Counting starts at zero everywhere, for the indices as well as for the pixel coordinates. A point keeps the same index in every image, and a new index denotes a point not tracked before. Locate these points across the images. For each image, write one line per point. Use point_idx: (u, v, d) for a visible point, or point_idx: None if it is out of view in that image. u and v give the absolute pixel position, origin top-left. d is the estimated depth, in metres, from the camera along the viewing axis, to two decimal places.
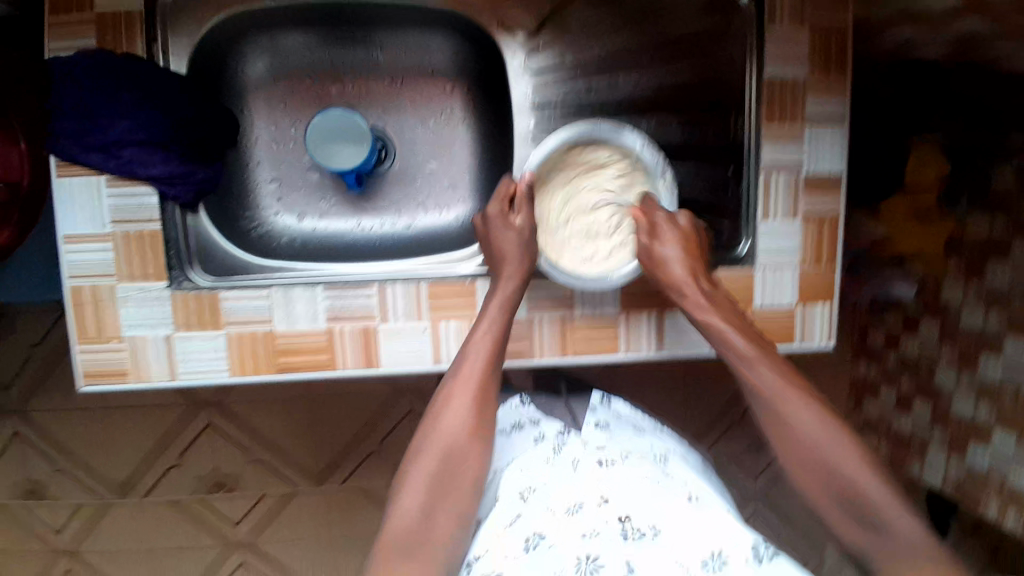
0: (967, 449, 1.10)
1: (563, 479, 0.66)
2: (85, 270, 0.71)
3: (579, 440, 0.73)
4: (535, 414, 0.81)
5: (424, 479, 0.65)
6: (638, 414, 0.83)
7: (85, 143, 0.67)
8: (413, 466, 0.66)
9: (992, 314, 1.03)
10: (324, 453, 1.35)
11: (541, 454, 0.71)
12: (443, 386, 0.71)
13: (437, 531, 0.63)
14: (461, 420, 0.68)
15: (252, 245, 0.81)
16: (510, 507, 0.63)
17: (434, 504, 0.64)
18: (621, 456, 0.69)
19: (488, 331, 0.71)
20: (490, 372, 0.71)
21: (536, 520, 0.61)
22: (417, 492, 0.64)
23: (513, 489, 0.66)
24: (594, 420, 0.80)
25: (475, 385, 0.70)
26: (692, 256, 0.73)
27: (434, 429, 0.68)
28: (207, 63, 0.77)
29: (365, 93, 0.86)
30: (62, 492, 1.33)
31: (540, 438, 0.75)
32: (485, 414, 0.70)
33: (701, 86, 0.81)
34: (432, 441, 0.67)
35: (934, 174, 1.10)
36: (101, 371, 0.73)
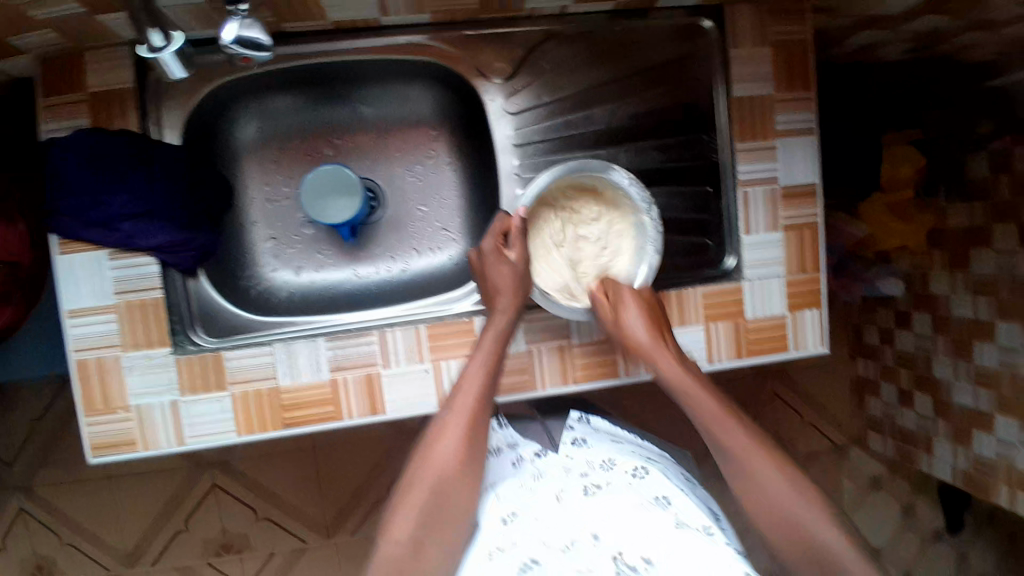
0: (973, 438, 1.11)
1: (549, 509, 0.67)
2: (88, 343, 0.71)
3: (558, 463, 0.76)
4: (511, 436, 0.82)
5: (414, 507, 0.63)
6: (614, 428, 0.86)
7: (87, 219, 0.68)
8: (406, 493, 0.64)
9: (981, 303, 1.06)
10: (333, 503, 1.34)
11: (521, 479, 0.74)
12: (437, 415, 0.70)
13: (426, 559, 0.61)
14: (456, 447, 0.66)
15: (252, 302, 0.82)
16: (500, 535, 0.65)
17: (424, 532, 0.62)
18: (604, 482, 0.71)
19: (482, 364, 0.71)
20: (484, 403, 0.70)
21: (528, 548, 0.62)
22: (410, 520, 0.62)
23: (500, 513, 0.68)
24: (570, 437, 0.81)
25: (471, 410, 0.69)
26: (653, 320, 0.74)
27: (427, 456, 0.66)
28: (201, 132, 0.79)
29: (354, 146, 0.89)
30: (69, 566, 1.30)
31: (518, 461, 0.78)
32: (478, 440, 0.67)
33: (675, 110, 0.85)
34: (426, 469, 0.65)
35: (910, 171, 1.12)
36: (107, 443, 0.73)
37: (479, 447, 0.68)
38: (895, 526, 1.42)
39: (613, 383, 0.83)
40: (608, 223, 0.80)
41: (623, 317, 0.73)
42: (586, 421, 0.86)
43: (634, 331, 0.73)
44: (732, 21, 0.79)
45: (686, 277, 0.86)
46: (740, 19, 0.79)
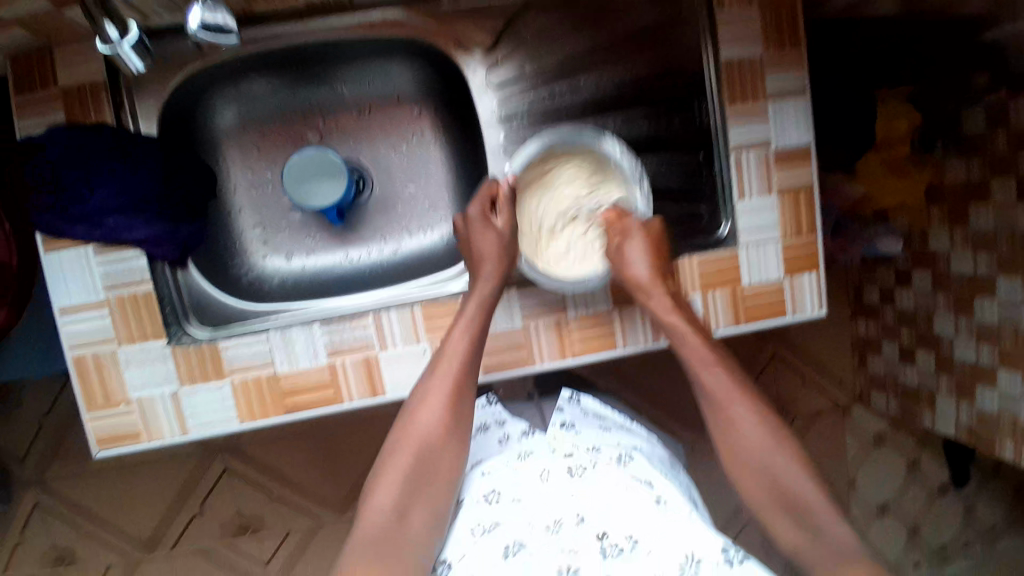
0: (975, 393, 1.12)
1: (532, 490, 0.68)
2: (84, 340, 0.72)
3: (543, 441, 0.77)
4: (500, 414, 0.86)
5: (399, 474, 0.67)
6: (601, 412, 0.87)
7: (67, 216, 0.69)
8: (391, 461, 0.69)
9: (981, 257, 1.06)
10: (344, 481, 1.36)
11: (506, 457, 0.75)
12: (421, 381, 0.73)
13: (410, 531, 0.64)
14: (436, 416, 0.70)
15: (244, 291, 0.82)
16: (483, 514, 0.66)
17: (406, 505, 0.65)
18: (589, 464, 0.70)
19: (465, 331, 0.73)
20: (466, 371, 0.72)
21: (514, 528, 0.63)
22: (392, 490, 0.66)
23: (480, 492, 0.70)
24: (559, 421, 0.82)
25: (455, 377, 0.72)
26: (657, 245, 0.77)
27: (409, 426, 0.70)
28: (178, 122, 0.78)
29: (335, 128, 0.87)
30: (89, 556, 1.34)
31: (506, 439, 0.81)
32: (461, 414, 0.72)
33: (660, 76, 0.82)
34: (408, 438, 0.69)
35: (905, 126, 1.11)
36: (111, 437, 0.74)
37: (461, 427, 0.72)
38: (899, 480, 1.44)
39: (613, 355, 0.83)
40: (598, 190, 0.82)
41: (625, 251, 0.76)
42: (575, 403, 0.87)
43: (637, 269, 0.76)
44: None
45: (681, 244, 0.85)
46: None
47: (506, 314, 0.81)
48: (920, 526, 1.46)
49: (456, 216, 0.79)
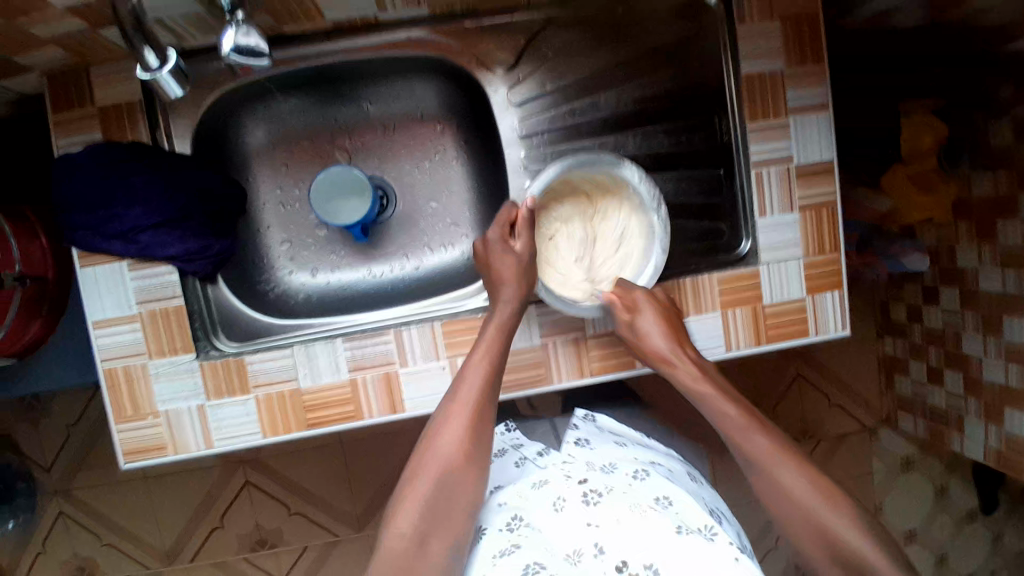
0: (1004, 415, 1.10)
1: (549, 520, 0.69)
2: (114, 353, 0.73)
3: (557, 467, 0.78)
4: (517, 439, 0.90)
5: (418, 504, 0.65)
6: (618, 429, 0.91)
7: (106, 231, 0.70)
8: (413, 485, 0.66)
9: (1010, 275, 1.05)
10: (362, 496, 1.37)
11: (523, 486, 0.75)
12: (443, 406, 0.72)
13: (431, 556, 0.62)
14: (458, 437, 0.68)
15: (271, 306, 0.83)
16: (502, 541, 0.67)
17: (428, 530, 0.64)
18: (603, 492, 0.71)
19: (484, 357, 0.73)
20: (488, 392, 0.71)
21: (532, 556, 0.64)
22: (413, 513, 0.64)
23: (501, 522, 0.70)
24: (575, 437, 0.86)
25: (474, 403, 0.70)
26: (673, 327, 0.76)
27: (433, 445, 0.68)
28: (210, 138, 0.80)
29: (362, 145, 0.89)
30: (109, 566, 1.36)
31: (523, 460, 0.84)
32: (482, 439, 0.69)
33: (684, 93, 0.83)
34: (430, 458, 0.67)
35: (931, 139, 1.09)
36: (138, 449, 0.75)
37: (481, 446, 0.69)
38: (927, 505, 1.41)
39: (632, 373, 0.83)
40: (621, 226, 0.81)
41: (637, 327, 0.74)
42: (590, 420, 0.92)
43: (653, 341, 0.74)
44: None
45: (699, 262, 0.85)
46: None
47: (525, 331, 0.81)
48: (949, 554, 1.41)
49: (474, 241, 0.79)
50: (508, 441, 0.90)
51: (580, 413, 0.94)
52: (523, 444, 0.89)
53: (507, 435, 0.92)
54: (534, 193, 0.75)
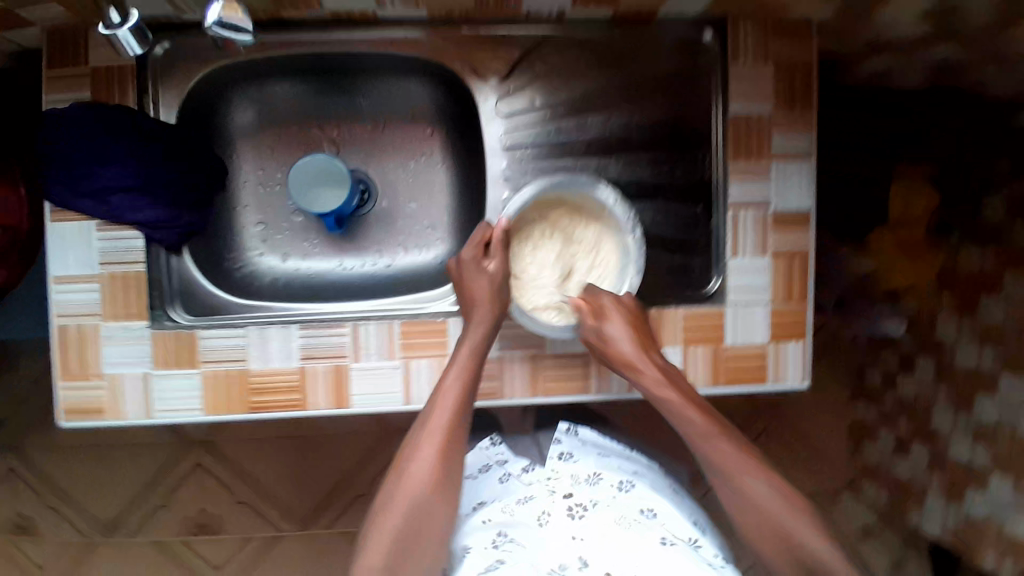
0: (963, 498, 1.08)
1: (534, 532, 0.74)
2: (69, 310, 0.73)
3: (543, 480, 0.81)
4: (503, 454, 0.87)
5: (388, 540, 0.66)
6: (602, 441, 0.87)
7: (78, 189, 0.70)
8: (381, 517, 0.67)
9: (986, 351, 1.03)
10: (313, 493, 1.35)
11: (507, 500, 0.79)
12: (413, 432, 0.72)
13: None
14: (429, 468, 0.68)
15: (235, 286, 0.84)
16: (488, 558, 0.70)
17: (397, 561, 0.65)
18: (589, 504, 0.76)
19: (458, 376, 0.72)
20: (458, 419, 0.71)
21: (518, 573, 0.68)
22: (383, 546, 0.65)
23: (485, 541, 0.73)
24: (557, 451, 0.84)
25: (443, 430, 0.70)
26: (639, 332, 0.74)
27: (402, 475, 0.68)
28: (196, 111, 0.80)
29: (350, 138, 0.90)
30: (49, 531, 1.33)
31: (506, 478, 0.83)
32: (452, 460, 0.70)
33: (671, 128, 0.85)
34: (399, 492, 0.67)
35: (923, 208, 1.11)
36: (77, 408, 0.74)
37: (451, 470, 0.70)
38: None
39: (583, 400, 0.83)
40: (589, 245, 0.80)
41: (606, 331, 0.73)
42: (574, 433, 0.86)
43: (621, 347, 0.73)
44: (733, 39, 0.79)
45: (670, 295, 0.85)
46: (742, 36, 0.79)
47: None
48: None
49: (449, 260, 0.78)
50: (495, 455, 0.87)
51: (562, 426, 0.87)
52: (509, 459, 0.87)
53: (491, 450, 0.87)
54: (510, 213, 0.75)
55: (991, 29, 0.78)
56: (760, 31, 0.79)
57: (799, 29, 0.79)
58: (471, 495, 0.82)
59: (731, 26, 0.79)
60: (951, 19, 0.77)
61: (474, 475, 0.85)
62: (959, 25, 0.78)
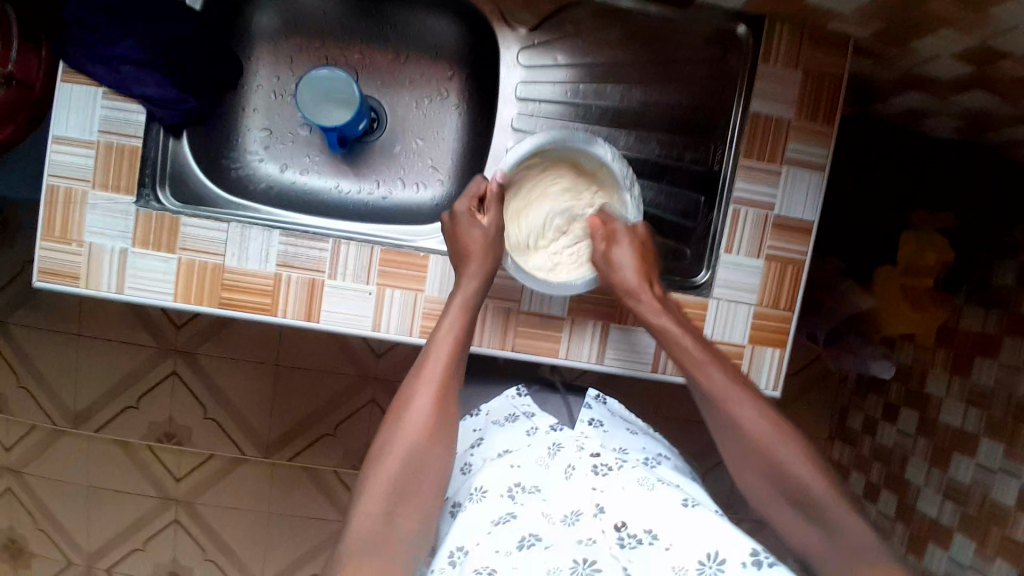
0: (926, 551, 1.06)
1: (553, 484, 0.70)
2: (63, 172, 0.73)
3: (573, 437, 0.76)
4: (530, 408, 0.83)
5: (384, 482, 0.63)
6: (627, 414, 0.87)
7: (93, 55, 0.71)
8: (375, 468, 0.64)
9: (971, 413, 1.02)
10: (279, 424, 1.36)
11: (536, 453, 0.73)
12: (408, 380, 0.70)
13: (397, 531, 0.62)
14: (425, 412, 0.67)
15: (228, 183, 0.84)
16: (502, 506, 0.66)
17: (395, 506, 0.63)
18: (616, 463, 0.71)
19: (450, 330, 0.72)
20: (451, 371, 0.70)
21: (530, 522, 0.64)
22: (379, 497, 0.62)
23: (503, 487, 0.69)
24: (588, 417, 0.81)
25: (439, 379, 0.69)
26: (645, 259, 0.74)
27: (398, 420, 0.66)
28: (218, 2, 0.81)
29: (368, 63, 0.89)
30: (17, 410, 1.35)
31: (533, 431, 0.78)
32: (446, 410, 0.68)
33: (691, 118, 0.84)
34: (397, 437, 0.65)
35: (934, 260, 1.07)
36: (53, 271, 0.74)
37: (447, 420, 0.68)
38: None
39: (552, 363, 0.82)
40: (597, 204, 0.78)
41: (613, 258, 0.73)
42: (602, 403, 0.86)
43: (625, 272, 0.73)
44: (767, 38, 0.77)
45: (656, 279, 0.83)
46: (776, 42, 0.77)
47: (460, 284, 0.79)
48: None
49: (443, 213, 0.76)
50: (519, 406, 0.84)
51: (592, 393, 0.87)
52: (536, 413, 0.83)
53: (517, 400, 0.86)
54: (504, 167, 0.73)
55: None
56: (798, 34, 0.77)
57: (835, 45, 0.78)
58: (494, 438, 0.79)
59: (766, 25, 0.77)
60: (993, 65, 0.74)
61: (501, 421, 0.82)
62: (998, 74, 0.76)
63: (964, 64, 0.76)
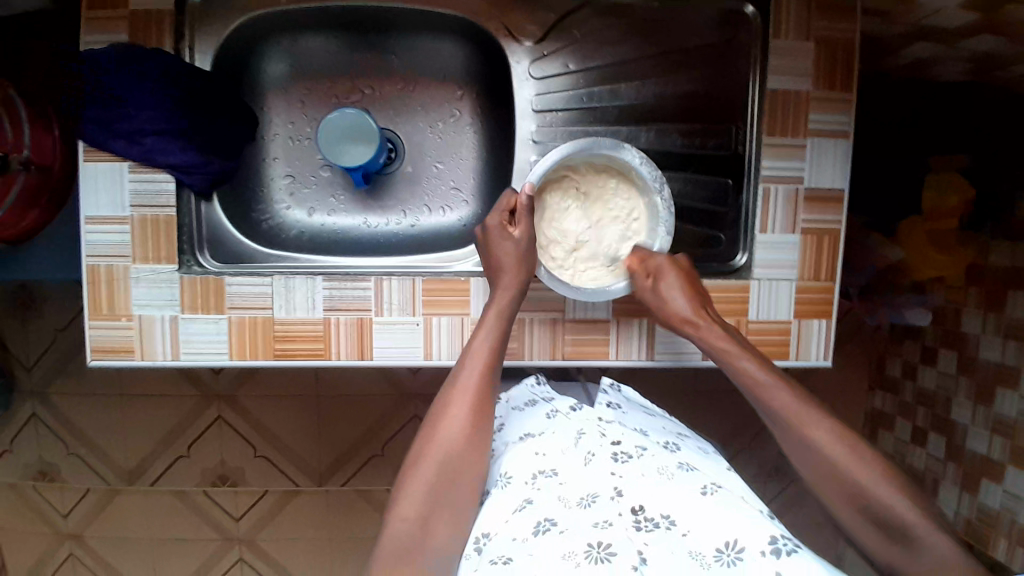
0: (980, 486, 1.08)
1: (573, 468, 0.67)
2: (101, 250, 0.74)
3: (593, 421, 0.74)
4: (550, 393, 0.83)
5: (421, 488, 0.64)
6: (645, 402, 0.85)
7: (112, 130, 0.70)
8: (408, 475, 0.65)
9: (1011, 347, 1.03)
10: (328, 452, 1.38)
11: (561, 441, 0.71)
12: (441, 394, 0.71)
13: (431, 535, 0.62)
14: (459, 427, 0.67)
15: (261, 235, 0.85)
16: (522, 492, 0.65)
17: (429, 514, 0.63)
18: (639, 450, 0.69)
19: (486, 341, 0.72)
20: (486, 388, 0.70)
21: (546, 507, 0.62)
22: (412, 501, 0.63)
23: (527, 473, 0.67)
24: (604, 401, 0.81)
25: (474, 392, 0.69)
26: (695, 291, 0.75)
27: (432, 436, 0.67)
28: (229, 61, 0.81)
29: (378, 96, 0.90)
30: (72, 475, 1.37)
31: (553, 413, 0.77)
32: (483, 426, 0.68)
33: (708, 102, 0.83)
34: (430, 450, 0.66)
35: (958, 200, 1.01)
36: (106, 347, 0.75)
37: (486, 425, 0.69)
38: None
39: (603, 364, 0.83)
40: (624, 210, 0.79)
41: (663, 292, 0.74)
42: (619, 390, 0.84)
43: (677, 303, 0.74)
44: (775, 12, 0.77)
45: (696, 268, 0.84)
46: (784, 12, 0.77)
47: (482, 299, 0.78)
48: None
49: (475, 227, 0.76)
50: (539, 393, 0.84)
51: (607, 381, 0.85)
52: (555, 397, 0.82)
53: (537, 388, 0.85)
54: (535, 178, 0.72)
55: None
56: (805, 5, 0.77)
57: (844, 6, 0.77)
58: (514, 425, 0.78)
59: (772, 2, 0.77)
60: (1002, 11, 0.74)
61: (520, 407, 0.81)
62: (1005, 19, 0.76)
63: (970, 13, 0.75)
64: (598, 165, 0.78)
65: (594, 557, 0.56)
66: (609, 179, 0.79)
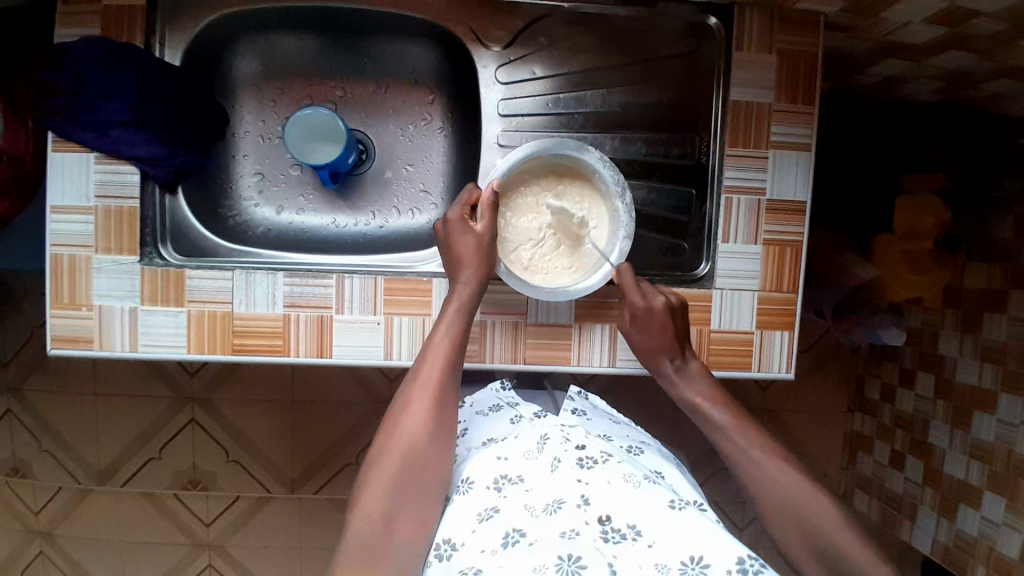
0: (957, 512, 1.07)
1: (540, 476, 0.66)
2: (67, 241, 0.75)
3: (557, 426, 0.71)
4: (515, 398, 0.81)
5: (379, 486, 0.63)
6: (611, 411, 0.85)
7: (81, 120, 0.72)
8: (368, 473, 0.65)
9: (988, 369, 1.03)
10: (301, 460, 1.37)
11: (525, 446, 0.69)
12: (402, 390, 0.71)
13: (395, 536, 0.61)
14: (415, 425, 0.67)
15: (227, 231, 0.86)
16: (486, 500, 0.64)
17: (394, 510, 0.62)
18: (606, 455, 0.68)
19: (445, 334, 0.72)
20: (446, 380, 0.71)
21: (512, 515, 0.61)
22: (370, 501, 0.62)
23: (488, 478, 0.66)
24: (572, 407, 0.81)
25: (429, 390, 0.69)
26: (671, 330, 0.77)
27: (391, 433, 0.67)
28: (199, 58, 0.83)
29: (351, 97, 0.91)
30: (42, 474, 1.36)
31: (517, 419, 0.75)
32: (441, 420, 0.68)
33: (673, 111, 0.85)
34: (389, 447, 0.65)
35: (932, 223, 1.00)
36: (67, 338, 0.76)
37: (446, 431, 0.68)
38: None
39: (564, 370, 0.84)
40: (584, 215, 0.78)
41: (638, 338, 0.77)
42: (585, 398, 0.84)
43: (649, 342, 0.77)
44: (740, 27, 0.78)
45: (657, 275, 0.84)
46: (749, 28, 0.78)
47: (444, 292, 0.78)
48: None
49: (436, 220, 0.76)
50: (504, 397, 0.82)
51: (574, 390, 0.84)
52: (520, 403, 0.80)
53: (502, 393, 0.83)
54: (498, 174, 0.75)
55: (1004, 37, 0.77)
56: (770, 20, 0.78)
57: (808, 23, 0.78)
58: (480, 432, 0.77)
59: (736, 15, 0.78)
60: (968, 25, 0.75)
61: (484, 412, 0.81)
62: (973, 34, 0.77)
63: (938, 27, 0.76)
64: (568, 168, 0.78)
65: (564, 570, 0.55)
66: (575, 184, 0.79)
